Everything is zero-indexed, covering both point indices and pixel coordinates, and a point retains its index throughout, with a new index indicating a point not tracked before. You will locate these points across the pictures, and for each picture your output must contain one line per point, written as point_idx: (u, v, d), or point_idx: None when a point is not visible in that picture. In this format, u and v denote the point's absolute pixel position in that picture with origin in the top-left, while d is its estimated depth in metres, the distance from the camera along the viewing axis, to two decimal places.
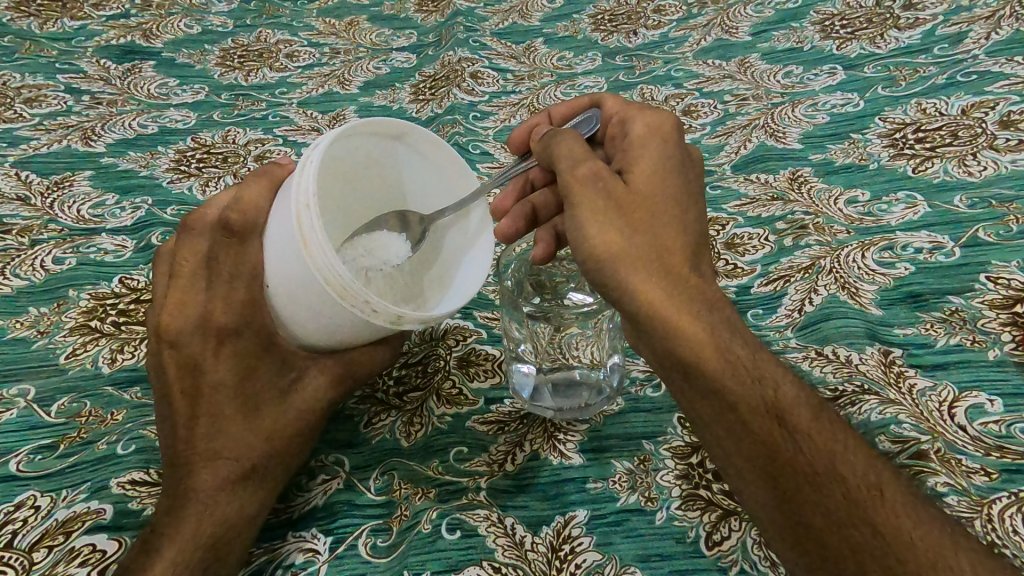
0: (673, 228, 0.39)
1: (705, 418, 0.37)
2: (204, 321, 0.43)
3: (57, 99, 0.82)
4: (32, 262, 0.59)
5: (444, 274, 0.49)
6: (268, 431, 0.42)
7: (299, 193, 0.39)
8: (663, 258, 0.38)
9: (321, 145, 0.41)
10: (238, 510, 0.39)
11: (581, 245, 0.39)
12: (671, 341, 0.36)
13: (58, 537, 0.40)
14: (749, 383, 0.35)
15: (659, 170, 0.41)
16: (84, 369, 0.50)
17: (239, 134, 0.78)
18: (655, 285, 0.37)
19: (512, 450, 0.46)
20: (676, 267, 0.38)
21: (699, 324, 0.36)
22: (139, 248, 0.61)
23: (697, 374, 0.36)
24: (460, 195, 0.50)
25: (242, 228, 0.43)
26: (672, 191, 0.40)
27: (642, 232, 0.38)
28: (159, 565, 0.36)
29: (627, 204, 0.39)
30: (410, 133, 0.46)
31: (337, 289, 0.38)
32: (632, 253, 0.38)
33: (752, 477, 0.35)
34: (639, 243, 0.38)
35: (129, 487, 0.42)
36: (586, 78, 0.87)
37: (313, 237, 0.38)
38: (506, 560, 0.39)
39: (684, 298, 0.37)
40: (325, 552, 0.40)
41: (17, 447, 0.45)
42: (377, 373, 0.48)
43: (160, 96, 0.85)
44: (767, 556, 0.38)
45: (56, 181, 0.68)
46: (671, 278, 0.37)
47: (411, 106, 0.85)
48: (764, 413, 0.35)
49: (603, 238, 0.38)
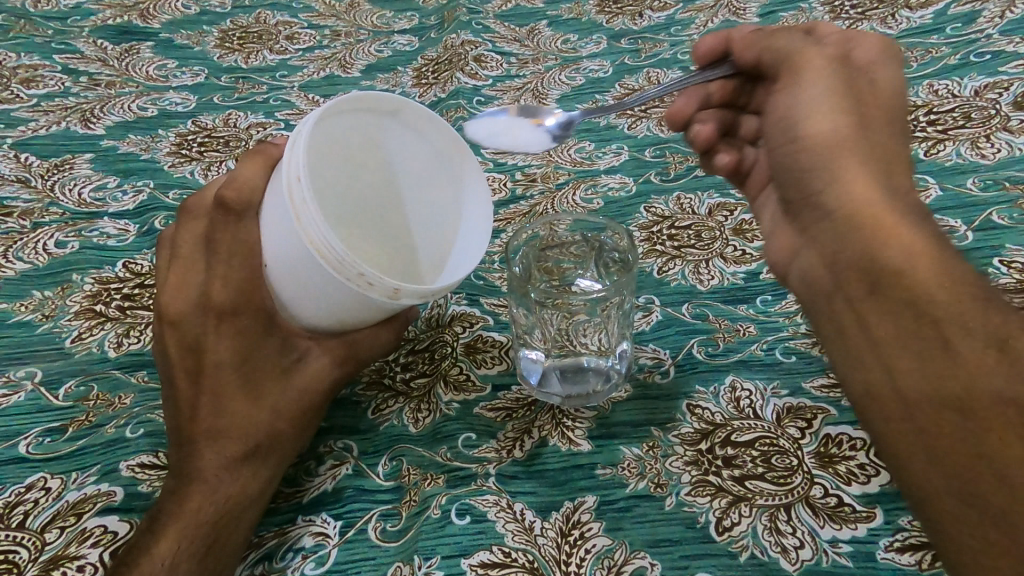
0: (898, 149, 0.41)
1: (875, 329, 0.36)
2: (203, 301, 0.43)
3: (54, 79, 0.81)
4: (34, 245, 0.58)
5: (440, 255, 0.46)
6: (270, 411, 0.42)
7: (290, 167, 0.39)
8: (882, 167, 0.40)
9: (312, 120, 0.40)
10: (243, 489, 0.39)
11: (796, 127, 0.43)
12: (870, 243, 0.37)
13: (69, 519, 0.39)
14: (961, 300, 0.34)
15: (893, 95, 0.43)
16: (90, 353, 0.50)
17: (240, 118, 0.77)
18: (870, 184, 0.39)
19: (520, 436, 0.46)
20: (898, 177, 0.40)
21: (909, 233, 0.36)
22: (142, 233, 0.60)
23: (898, 278, 0.35)
24: (456, 172, 0.48)
25: (237, 205, 0.42)
26: (898, 119, 0.42)
27: (866, 137, 0.41)
28: (165, 542, 0.36)
29: (858, 108, 0.42)
30: (404, 109, 0.45)
31: (330, 261, 0.38)
32: (853, 150, 0.40)
33: (929, 394, 0.33)
34: (865, 143, 0.41)
35: (139, 470, 0.42)
36: (591, 61, 0.86)
37: (305, 210, 0.38)
38: (516, 545, 0.39)
39: (900, 203, 0.38)
40: (335, 535, 0.40)
41: (26, 429, 0.45)
42: (383, 354, 0.48)
43: (159, 78, 0.83)
44: (778, 541, 0.38)
45: (56, 163, 0.67)
46: (886, 185, 0.39)
47: (414, 89, 0.84)
48: (981, 337, 0.32)
49: (828, 126, 0.42)
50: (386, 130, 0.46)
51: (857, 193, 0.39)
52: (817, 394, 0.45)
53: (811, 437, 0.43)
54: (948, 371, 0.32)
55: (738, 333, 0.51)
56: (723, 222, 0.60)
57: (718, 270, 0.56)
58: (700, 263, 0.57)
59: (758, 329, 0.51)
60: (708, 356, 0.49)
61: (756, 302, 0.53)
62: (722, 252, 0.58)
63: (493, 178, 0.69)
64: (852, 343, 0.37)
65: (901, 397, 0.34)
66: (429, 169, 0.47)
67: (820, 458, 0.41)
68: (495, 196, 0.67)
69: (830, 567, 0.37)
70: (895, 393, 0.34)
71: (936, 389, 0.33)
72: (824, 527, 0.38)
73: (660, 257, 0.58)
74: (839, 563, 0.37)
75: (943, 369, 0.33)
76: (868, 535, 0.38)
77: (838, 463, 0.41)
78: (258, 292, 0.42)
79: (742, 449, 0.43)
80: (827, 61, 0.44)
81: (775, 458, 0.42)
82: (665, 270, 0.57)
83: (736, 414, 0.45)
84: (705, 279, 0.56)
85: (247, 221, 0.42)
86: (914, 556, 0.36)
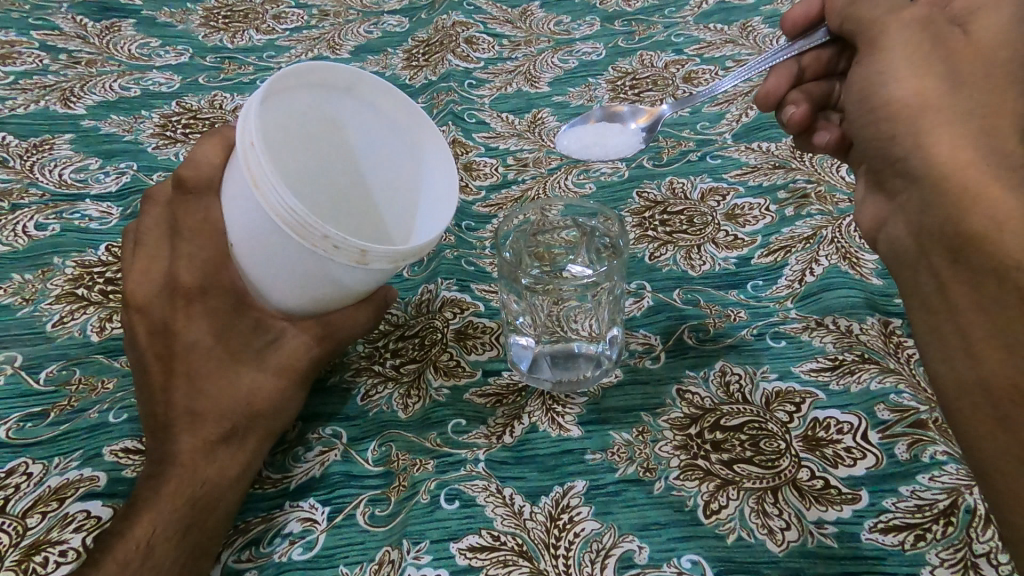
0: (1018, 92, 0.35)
1: (956, 299, 0.35)
2: (170, 283, 0.43)
3: (33, 57, 0.79)
4: (14, 227, 0.57)
5: (406, 230, 0.46)
6: (247, 392, 0.42)
7: (242, 134, 0.38)
8: (986, 122, 0.35)
9: (262, 90, 0.40)
10: (221, 472, 0.39)
11: (874, 94, 0.40)
12: (954, 210, 0.35)
13: (52, 503, 0.39)
14: None
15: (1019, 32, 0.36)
16: (72, 337, 0.49)
17: (225, 100, 0.75)
18: (964, 147, 0.35)
19: (510, 422, 0.46)
20: (1012, 130, 0.35)
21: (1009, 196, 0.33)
22: (125, 215, 0.59)
23: (982, 251, 0.34)
24: (417, 146, 0.47)
25: (196, 186, 0.43)
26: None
27: (967, 90, 0.36)
28: (139, 528, 0.36)
29: (959, 60, 0.37)
30: (359, 83, 0.45)
31: (292, 226, 0.37)
32: (949, 110, 0.37)
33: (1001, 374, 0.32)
34: (959, 97, 0.37)
35: (122, 455, 0.42)
36: (584, 44, 0.85)
37: (261, 174, 0.37)
38: (505, 528, 0.39)
39: (1000, 163, 0.34)
40: (323, 521, 0.40)
41: (7, 414, 0.44)
42: (363, 334, 0.47)
43: (142, 57, 0.82)
44: (766, 524, 0.38)
45: (35, 144, 0.66)
46: (990, 140, 0.35)
47: (404, 72, 0.83)
48: None
49: (913, 88, 0.38)
50: (342, 106, 0.45)
51: (945, 154, 0.36)
52: (806, 378, 0.45)
53: (799, 421, 0.43)
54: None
55: (728, 318, 0.51)
56: (715, 207, 0.60)
57: (709, 255, 0.56)
58: (692, 248, 0.57)
59: (749, 314, 0.51)
60: (698, 341, 0.49)
61: (747, 287, 0.53)
62: (714, 238, 0.57)
63: (485, 163, 0.68)
64: (935, 315, 0.36)
65: (982, 368, 0.33)
66: (391, 144, 0.47)
67: (807, 442, 0.42)
68: (486, 181, 0.66)
69: (817, 548, 0.37)
70: (972, 364, 0.34)
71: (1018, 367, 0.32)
72: (810, 509, 0.38)
73: (651, 242, 0.58)
74: (825, 544, 0.37)
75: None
76: (854, 517, 0.38)
77: (825, 447, 0.41)
78: (224, 271, 0.42)
79: (730, 434, 0.43)
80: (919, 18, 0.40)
81: (764, 442, 0.42)
82: (657, 256, 0.57)
83: (726, 399, 0.45)
84: (696, 264, 0.55)
85: (212, 200, 0.42)
86: (898, 537, 0.37)
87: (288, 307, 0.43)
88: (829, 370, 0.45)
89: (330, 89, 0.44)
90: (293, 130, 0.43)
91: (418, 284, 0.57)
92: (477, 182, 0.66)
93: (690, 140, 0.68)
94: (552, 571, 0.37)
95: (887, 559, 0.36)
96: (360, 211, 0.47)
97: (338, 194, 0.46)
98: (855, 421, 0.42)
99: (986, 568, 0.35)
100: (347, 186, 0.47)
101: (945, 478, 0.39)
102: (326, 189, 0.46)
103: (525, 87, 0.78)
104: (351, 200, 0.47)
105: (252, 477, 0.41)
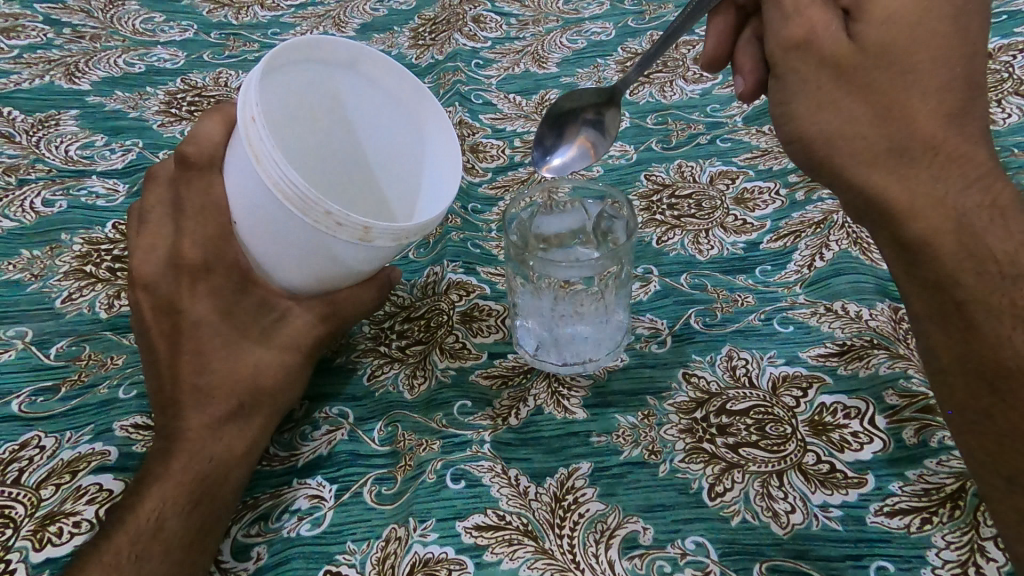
0: (926, 93, 0.35)
1: (913, 305, 0.36)
2: (174, 261, 0.43)
3: (36, 30, 0.78)
4: (21, 203, 0.57)
5: (410, 207, 0.46)
6: (250, 370, 0.42)
7: (244, 107, 0.38)
8: (903, 134, 0.35)
9: (262, 64, 0.39)
10: (228, 448, 0.39)
11: (790, 127, 0.39)
12: (893, 223, 0.36)
13: (64, 476, 0.39)
14: (984, 276, 0.34)
15: (909, 22, 0.35)
16: (81, 313, 0.49)
17: (230, 77, 0.74)
18: (893, 162, 0.36)
19: (516, 404, 0.46)
20: (931, 137, 0.35)
21: (938, 210, 0.35)
22: (131, 193, 0.59)
23: (926, 262, 0.35)
24: (420, 122, 0.46)
25: (199, 161, 0.42)
26: (942, 40, 0.35)
27: (875, 104, 0.36)
28: (149, 501, 0.36)
29: (863, 73, 0.36)
30: (360, 58, 0.44)
31: (295, 202, 0.37)
32: (867, 129, 0.36)
33: (958, 375, 0.35)
34: (888, 100, 0.35)
35: (132, 430, 0.42)
36: (593, 24, 0.83)
37: (262, 149, 0.37)
38: (510, 508, 0.40)
39: (928, 173, 0.35)
40: (331, 498, 0.40)
41: (19, 388, 0.44)
42: (365, 315, 0.47)
43: (146, 32, 0.81)
44: (770, 506, 0.38)
45: (41, 119, 0.65)
46: (919, 147, 0.35)
47: (410, 51, 0.82)
48: (1007, 315, 0.33)
49: (834, 104, 0.37)
50: (344, 81, 0.44)
51: (880, 166, 0.36)
52: (813, 363, 0.45)
53: (805, 406, 0.43)
54: (983, 351, 0.34)
55: (736, 303, 0.50)
56: (724, 190, 0.60)
57: (718, 239, 0.55)
58: (699, 233, 0.56)
59: (757, 299, 0.50)
60: (705, 326, 0.49)
61: (755, 272, 0.53)
62: (723, 222, 0.57)
63: (491, 145, 0.68)
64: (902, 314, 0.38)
65: (943, 370, 0.36)
66: (392, 121, 0.46)
67: (814, 426, 0.42)
68: (493, 163, 0.66)
69: (821, 531, 0.37)
70: (937, 360, 0.36)
71: (975, 368, 0.34)
72: (815, 492, 0.39)
73: (659, 227, 0.58)
74: (829, 527, 0.37)
75: (975, 349, 0.34)
76: (858, 500, 0.38)
77: (831, 431, 0.41)
78: (227, 247, 0.42)
79: (736, 418, 0.43)
80: (812, 39, 0.37)
81: (770, 427, 0.42)
82: (664, 240, 0.56)
83: (732, 383, 0.45)
84: (704, 249, 0.55)
85: (214, 176, 0.42)
86: (904, 520, 0.37)
87: (292, 286, 0.43)
88: (837, 355, 0.45)
89: (330, 63, 0.43)
90: (293, 106, 0.43)
91: (423, 267, 0.57)
92: (483, 164, 0.66)
93: (700, 123, 0.67)
94: (557, 550, 0.37)
95: (891, 541, 0.36)
96: (365, 189, 0.47)
97: (341, 173, 0.47)
98: (862, 406, 0.42)
99: (992, 551, 0.35)
100: (350, 162, 0.47)
101: (953, 462, 0.39)
102: (328, 168, 0.46)
103: (533, 68, 0.77)
104: (355, 178, 0.47)
105: (261, 454, 0.41)
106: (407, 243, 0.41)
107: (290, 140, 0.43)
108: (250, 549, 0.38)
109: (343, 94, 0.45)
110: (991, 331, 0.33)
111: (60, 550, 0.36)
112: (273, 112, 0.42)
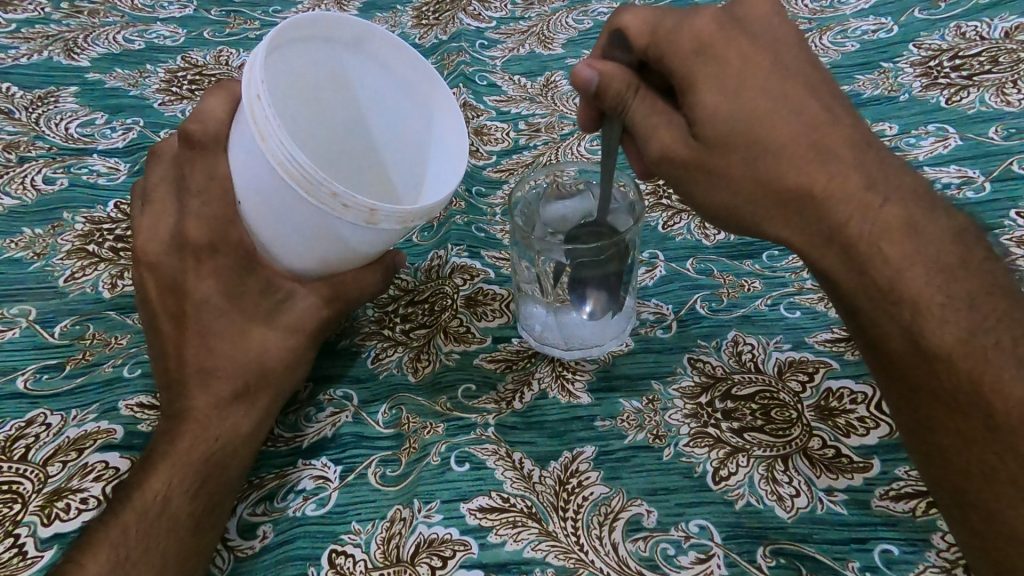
0: (779, 153, 0.37)
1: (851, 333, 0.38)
2: (179, 241, 0.43)
3: (33, 5, 0.77)
4: (21, 181, 0.56)
5: (414, 189, 0.46)
6: (256, 353, 0.42)
7: (248, 87, 0.37)
8: (777, 195, 0.38)
9: (267, 41, 0.38)
10: (233, 429, 0.39)
11: (697, 199, 0.42)
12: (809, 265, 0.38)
13: (70, 453, 0.39)
14: (874, 299, 0.35)
15: (735, 112, 0.38)
16: (84, 293, 0.49)
17: (231, 55, 0.73)
18: (782, 219, 0.38)
19: (520, 388, 0.46)
20: (800, 189, 0.37)
21: (829, 250, 0.37)
22: (132, 171, 0.58)
23: (840, 295, 0.37)
24: (427, 102, 0.45)
25: (204, 140, 0.42)
26: (770, 112, 0.37)
27: (744, 175, 0.38)
28: (156, 480, 0.36)
29: (719, 156, 0.39)
30: (366, 38, 0.43)
31: (299, 180, 0.36)
32: (738, 197, 0.39)
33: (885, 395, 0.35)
34: (750, 169, 0.38)
35: (138, 409, 0.42)
36: (600, 3, 0.82)
37: (268, 128, 0.36)
38: (514, 491, 0.40)
39: (810, 220, 0.37)
40: (336, 479, 0.41)
41: (24, 366, 0.44)
42: (370, 297, 0.46)
43: (145, 8, 0.79)
44: (774, 490, 0.38)
45: (40, 96, 0.64)
46: (790, 202, 0.37)
47: (414, 31, 0.81)
48: (898, 333, 0.34)
49: (713, 187, 0.40)
50: (350, 62, 0.44)
51: (772, 224, 0.39)
52: (821, 349, 0.45)
53: (812, 391, 0.43)
54: (895, 372, 0.34)
55: (742, 289, 0.50)
56: None
57: None
58: None
59: (763, 284, 0.50)
60: (711, 311, 0.49)
61: (763, 257, 0.52)
62: None
63: (496, 127, 0.67)
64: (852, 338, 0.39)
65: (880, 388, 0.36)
66: (398, 102, 0.45)
67: (820, 411, 0.42)
68: (497, 146, 0.65)
69: (825, 514, 0.37)
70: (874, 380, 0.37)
71: (892, 389, 0.35)
72: (821, 477, 0.39)
73: (666, 211, 0.57)
74: (834, 511, 0.37)
75: (889, 368, 0.35)
76: (865, 484, 0.38)
77: (837, 416, 0.41)
78: (233, 227, 0.41)
79: (742, 403, 0.43)
80: (667, 148, 0.41)
81: (775, 411, 0.42)
82: (670, 225, 0.56)
83: (738, 368, 0.45)
84: (711, 234, 0.55)
85: (218, 154, 0.41)
86: (909, 504, 0.37)
87: (296, 269, 0.43)
88: (844, 341, 0.45)
89: (335, 43, 0.43)
90: (297, 87, 0.42)
91: (427, 250, 0.56)
92: (488, 147, 0.65)
93: None
94: (561, 533, 0.38)
95: (896, 524, 0.36)
96: (369, 172, 0.47)
97: (345, 157, 0.46)
98: (869, 391, 0.42)
99: None
100: (353, 145, 0.46)
101: None
102: (333, 150, 0.45)
103: (538, 49, 0.76)
104: (359, 161, 0.46)
105: (266, 434, 0.41)
106: (414, 227, 0.41)
107: (293, 120, 0.43)
108: (256, 528, 0.38)
109: (349, 75, 0.44)
110: (891, 349, 0.34)
111: (68, 526, 0.36)
112: (277, 91, 0.41)
